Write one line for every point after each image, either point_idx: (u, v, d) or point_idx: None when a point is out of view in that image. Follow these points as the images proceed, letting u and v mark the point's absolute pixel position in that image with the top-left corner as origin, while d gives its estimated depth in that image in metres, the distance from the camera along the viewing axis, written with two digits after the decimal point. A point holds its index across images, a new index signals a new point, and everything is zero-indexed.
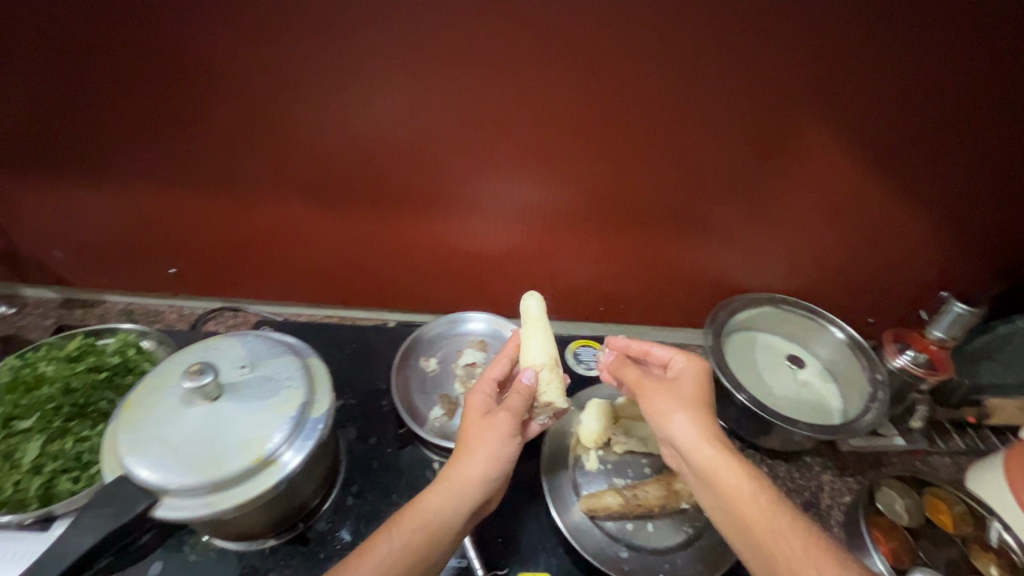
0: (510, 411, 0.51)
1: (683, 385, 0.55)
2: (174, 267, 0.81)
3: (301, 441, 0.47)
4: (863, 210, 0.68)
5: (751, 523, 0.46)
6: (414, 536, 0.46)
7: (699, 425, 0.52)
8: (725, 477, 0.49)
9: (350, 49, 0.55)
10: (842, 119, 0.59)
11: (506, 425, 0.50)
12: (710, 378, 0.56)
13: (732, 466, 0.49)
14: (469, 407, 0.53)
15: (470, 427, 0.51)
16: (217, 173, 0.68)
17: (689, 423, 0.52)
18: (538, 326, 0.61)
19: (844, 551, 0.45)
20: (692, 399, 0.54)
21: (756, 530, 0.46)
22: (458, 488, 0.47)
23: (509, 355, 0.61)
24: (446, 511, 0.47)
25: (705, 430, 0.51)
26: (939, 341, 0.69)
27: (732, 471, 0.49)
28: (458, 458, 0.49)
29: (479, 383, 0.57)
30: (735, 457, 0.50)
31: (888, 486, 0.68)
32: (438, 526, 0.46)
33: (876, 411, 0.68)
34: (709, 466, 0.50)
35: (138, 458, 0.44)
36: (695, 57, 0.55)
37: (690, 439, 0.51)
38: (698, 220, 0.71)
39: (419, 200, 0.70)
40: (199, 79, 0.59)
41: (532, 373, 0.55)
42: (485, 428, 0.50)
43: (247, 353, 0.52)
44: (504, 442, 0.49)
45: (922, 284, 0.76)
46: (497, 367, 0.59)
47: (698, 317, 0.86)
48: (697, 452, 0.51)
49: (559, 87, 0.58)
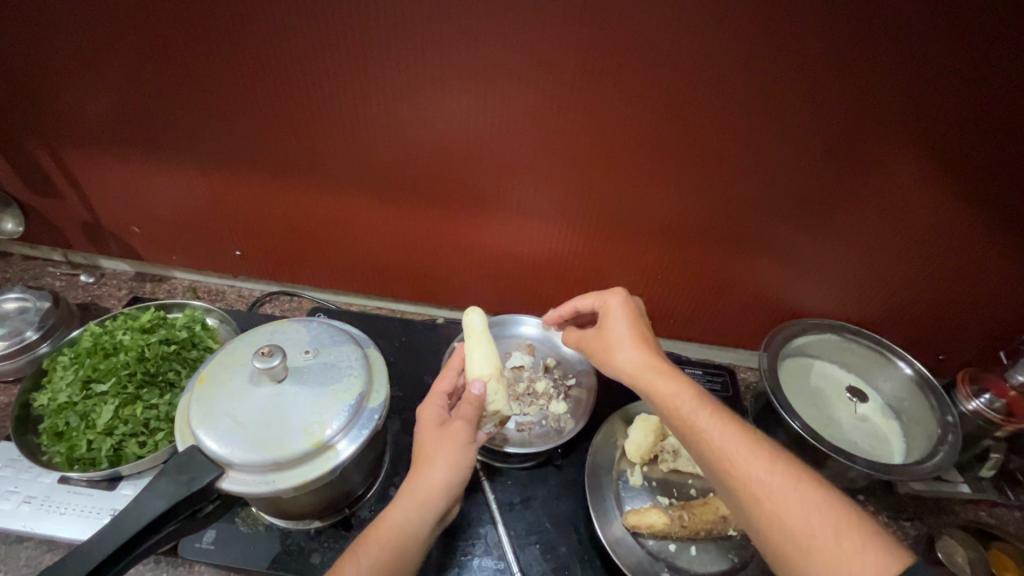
0: (466, 421, 0.51)
1: (615, 324, 0.58)
2: (239, 249, 0.85)
3: (357, 430, 0.48)
4: (947, 241, 0.64)
5: (692, 430, 0.49)
6: (382, 554, 0.46)
7: (637, 356, 0.55)
8: (665, 395, 0.52)
9: (426, 50, 0.56)
10: (937, 144, 0.55)
11: (462, 433, 0.50)
12: (636, 313, 0.60)
13: (668, 384, 0.52)
14: (422, 423, 0.53)
15: (427, 440, 0.51)
16: (289, 163, 0.70)
17: (629, 355, 0.55)
18: (483, 339, 0.63)
19: (775, 449, 0.47)
20: (623, 333, 0.57)
21: (698, 434, 0.48)
22: (422, 499, 0.48)
23: (454, 368, 0.60)
24: (411, 524, 0.47)
25: (641, 359, 0.55)
26: (1019, 386, 0.64)
27: (669, 386, 0.52)
28: (417, 471, 0.49)
29: (429, 397, 0.56)
30: (669, 379, 0.52)
31: (950, 537, 0.65)
32: (406, 538, 0.47)
33: (946, 454, 0.63)
34: (652, 389, 0.52)
35: (209, 430, 0.46)
36: (782, 73, 0.53)
37: (633, 368, 0.54)
38: (760, 240, 0.69)
39: (479, 202, 0.71)
40: (280, 73, 0.61)
41: (481, 384, 0.55)
42: (442, 437, 0.50)
43: (311, 339, 0.54)
44: (460, 449, 0.50)
45: (1005, 324, 0.71)
46: (445, 378, 0.58)
47: (751, 339, 0.83)
48: (637, 377, 0.54)
49: (634, 96, 0.57)
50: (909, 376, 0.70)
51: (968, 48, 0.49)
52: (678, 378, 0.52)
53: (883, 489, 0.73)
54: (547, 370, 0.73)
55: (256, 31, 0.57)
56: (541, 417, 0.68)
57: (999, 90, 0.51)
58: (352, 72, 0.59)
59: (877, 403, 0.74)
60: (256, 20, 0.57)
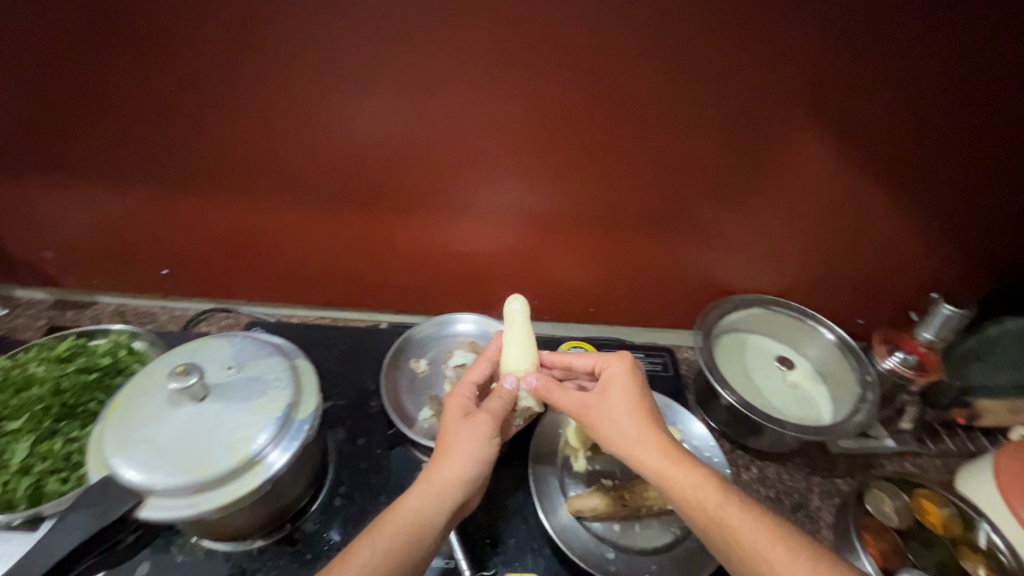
0: (489, 415, 0.55)
1: (614, 397, 0.55)
2: (166, 268, 0.81)
3: (288, 440, 0.48)
4: (854, 212, 0.68)
5: (723, 529, 0.46)
6: (396, 537, 0.46)
7: (641, 436, 0.51)
8: (687, 487, 0.48)
9: (338, 49, 0.55)
10: (834, 120, 0.59)
11: (485, 426, 0.53)
12: (638, 383, 0.56)
13: (682, 474, 0.49)
14: (447, 412, 0.56)
15: (450, 430, 0.53)
16: (209, 175, 0.68)
17: (632, 435, 0.52)
18: (521, 329, 0.63)
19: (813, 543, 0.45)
20: (629, 410, 0.54)
21: (730, 534, 0.45)
22: (438, 488, 0.48)
23: (489, 358, 0.63)
24: (428, 510, 0.47)
25: (644, 439, 0.51)
26: (928, 343, 0.69)
27: (681, 477, 0.49)
28: (438, 459, 0.51)
29: (458, 387, 0.59)
30: (690, 468, 0.49)
31: (877, 490, 0.69)
32: (423, 527, 0.47)
33: (865, 413, 0.68)
34: (656, 473, 0.50)
35: (124, 458, 0.44)
36: (684, 60, 0.55)
37: (644, 452, 0.51)
38: (686, 223, 0.71)
39: (410, 203, 0.70)
40: (186, 78, 0.58)
41: (512, 380, 0.58)
42: (464, 429, 0.53)
43: (235, 354, 0.53)
44: (483, 446, 0.52)
45: (914, 285, 0.76)
46: (478, 370, 0.62)
47: (688, 319, 0.86)
48: (638, 459, 0.51)
49: (548, 88, 0.58)
50: (832, 341, 0.76)
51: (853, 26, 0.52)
52: (687, 467, 0.49)
53: (817, 450, 0.77)
54: None
55: (154, 34, 0.55)
56: None
57: (886, 63, 0.54)
58: (263, 74, 0.58)
59: (806, 369, 0.79)
60: (154, 23, 0.54)
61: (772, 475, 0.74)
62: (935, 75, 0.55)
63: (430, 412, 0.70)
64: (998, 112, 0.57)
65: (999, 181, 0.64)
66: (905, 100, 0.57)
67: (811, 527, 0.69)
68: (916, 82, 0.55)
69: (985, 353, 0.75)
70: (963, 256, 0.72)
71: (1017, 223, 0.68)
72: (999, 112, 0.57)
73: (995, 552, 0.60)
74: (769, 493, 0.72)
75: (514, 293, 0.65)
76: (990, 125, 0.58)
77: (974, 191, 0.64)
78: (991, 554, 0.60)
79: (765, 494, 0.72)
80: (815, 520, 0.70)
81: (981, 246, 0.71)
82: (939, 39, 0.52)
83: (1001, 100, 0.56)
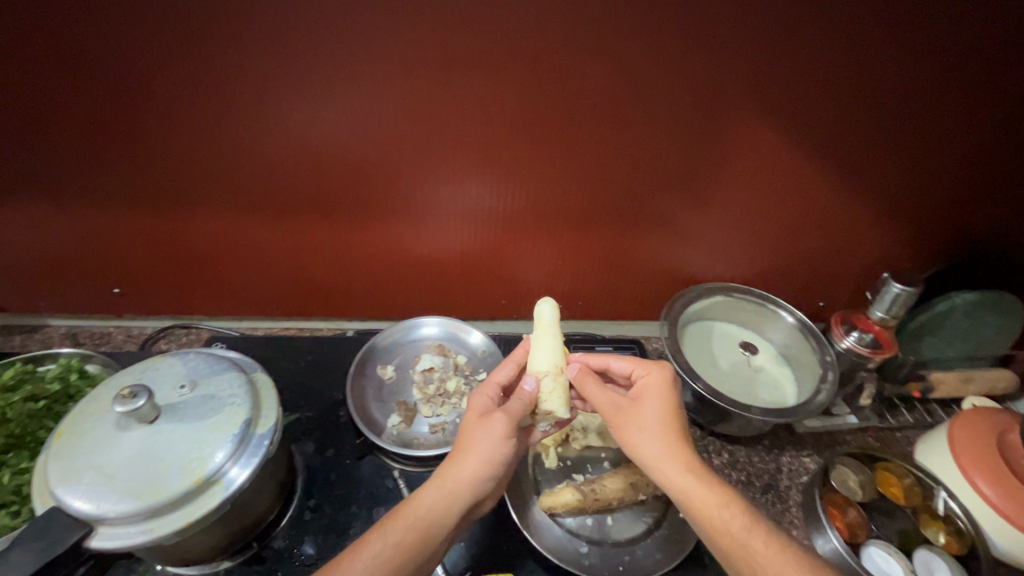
0: (507, 416, 0.52)
1: (648, 404, 0.53)
2: (119, 287, 0.79)
3: (247, 457, 0.46)
4: (806, 199, 0.70)
5: (740, 550, 0.45)
6: (407, 533, 0.47)
7: (665, 451, 0.50)
8: (707, 506, 0.47)
9: (283, 54, 0.53)
10: (782, 111, 0.60)
11: (501, 426, 0.51)
12: (676, 393, 0.54)
13: (704, 495, 0.48)
14: (469, 408, 0.55)
15: (469, 428, 0.52)
16: (156, 189, 0.65)
17: (656, 447, 0.51)
18: (548, 334, 0.61)
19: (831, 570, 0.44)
20: (659, 420, 0.52)
21: (746, 559, 0.45)
22: (451, 487, 0.48)
23: (516, 360, 0.62)
24: (441, 509, 0.48)
25: (670, 453, 0.50)
26: (881, 321, 0.72)
27: (703, 497, 0.48)
28: (454, 457, 0.50)
29: (483, 386, 0.59)
30: (712, 486, 0.48)
31: (841, 465, 0.71)
32: (433, 523, 0.47)
33: (828, 392, 0.69)
34: (676, 488, 0.49)
35: (70, 488, 0.42)
36: (633, 56, 0.55)
37: (667, 465, 0.50)
38: (647, 217, 0.72)
39: (369, 209, 0.69)
40: (124, 89, 0.56)
41: (532, 380, 0.56)
42: (482, 429, 0.51)
43: (187, 372, 0.51)
44: (496, 444, 0.50)
45: (866, 267, 0.79)
46: (503, 371, 0.61)
47: (655, 310, 0.87)
48: (658, 471, 0.50)
49: (499, 89, 0.57)
50: (793, 324, 0.77)
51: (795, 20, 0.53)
52: (711, 488, 0.48)
53: (784, 431, 0.79)
54: (458, 368, 0.78)
55: (85, 44, 0.52)
56: (454, 415, 0.72)
57: (831, 52, 0.55)
58: (206, 83, 0.55)
59: (770, 353, 0.80)
60: (84, 31, 0.51)
61: (742, 459, 0.76)
62: (877, 62, 0.56)
63: (399, 418, 0.71)
64: (938, 98, 0.59)
65: (940, 165, 0.66)
66: (850, 88, 0.58)
67: (780, 507, 0.71)
68: (860, 70, 0.57)
69: (936, 328, 0.77)
70: (911, 236, 0.75)
71: (959, 202, 0.71)
72: (938, 99, 0.59)
73: (954, 519, 0.64)
74: (739, 477, 0.73)
75: (545, 298, 0.64)
76: (930, 109, 0.61)
77: (917, 175, 0.67)
78: (950, 521, 0.64)
79: (736, 478, 0.73)
80: (785, 500, 0.72)
81: (926, 227, 0.74)
82: (879, 30, 0.54)
83: (940, 84, 0.58)
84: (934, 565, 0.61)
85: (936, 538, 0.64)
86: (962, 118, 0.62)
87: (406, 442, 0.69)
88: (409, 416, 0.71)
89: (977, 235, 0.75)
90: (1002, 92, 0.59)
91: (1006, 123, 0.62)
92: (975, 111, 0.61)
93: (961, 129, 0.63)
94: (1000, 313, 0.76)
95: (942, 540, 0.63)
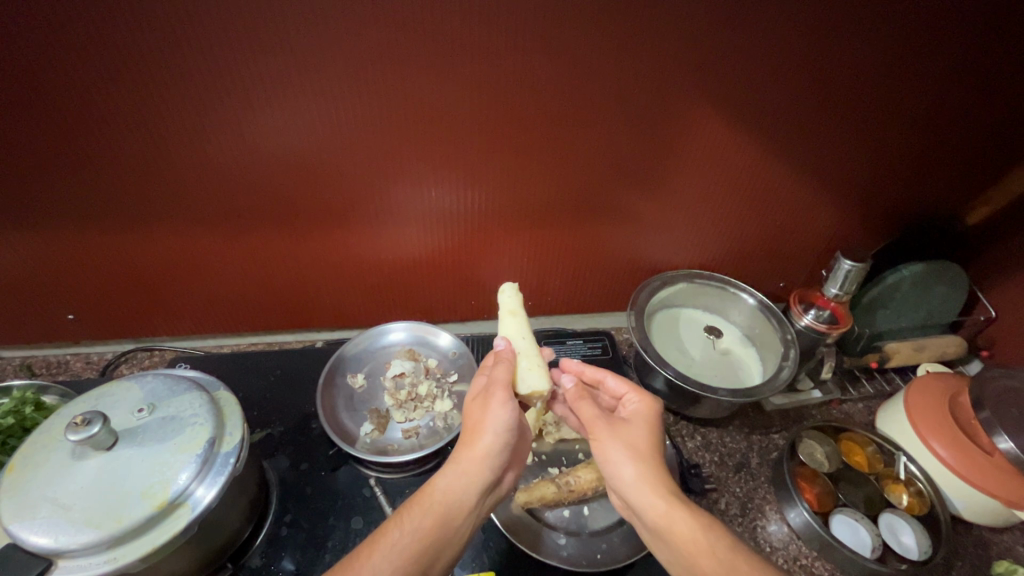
0: (498, 383, 0.53)
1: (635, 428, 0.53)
2: (72, 312, 0.76)
3: (212, 476, 0.45)
4: (759, 185, 0.72)
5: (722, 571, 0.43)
6: (426, 520, 0.46)
7: (647, 474, 0.49)
8: (686, 530, 0.46)
9: (225, 67, 0.52)
10: (731, 100, 0.62)
11: (500, 395, 0.52)
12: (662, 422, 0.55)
13: (687, 520, 0.46)
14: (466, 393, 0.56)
15: (472, 408, 0.53)
16: (104, 210, 0.63)
17: (640, 464, 0.50)
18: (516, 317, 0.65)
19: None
20: (644, 444, 0.52)
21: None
22: (463, 468, 0.49)
23: None
24: (455, 491, 0.48)
25: (654, 475, 0.49)
26: (835, 297, 0.74)
27: (687, 524, 0.46)
28: (464, 440, 0.51)
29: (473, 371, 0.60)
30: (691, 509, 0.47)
31: (808, 438, 0.73)
32: (451, 503, 0.48)
33: (790, 368, 0.71)
34: (657, 512, 0.48)
35: (24, 523, 0.41)
36: (581, 55, 0.56)
37: (644, 487, 0.49)
38: (607, 210, 0.73)
39: (330, 220, 0.69)
40: (57, 111, 0.53)
41: (499, 337, 0.60)
42: (480, 404, 0.52)
43: (145, 396, 0.50)
44: (498, 411, 0.51)
45: (819, 245, 0.83)
46: None
47: (622, 301, 0.89)
48: (639, 493, 0.49)
49: (451, 93, 0.57)
50: (754, 305, 0.79)
51: (736, 14, 0.54)
52: (696, 513, 0.47)
53: (753, 410, 0.82)
54: (429, 371, 0.78)
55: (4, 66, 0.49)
56: (428, 419, 0.73)
57: (773, 42, 0.57)
58: (147, 100, 0.54)
59: (735, 334, 0.82)
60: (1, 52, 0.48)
61: (714, 440, 0.78)
62: (819, 51, 0.58)
63: (372, 426, 0.71)
64: (876, 84, 0.62)
65: (882, 146, 0.69)
66: (794, 76, 0.60)
67: (752, 484, 0.73)
68: (804, 59, 0.58)
69: (889, 300, 0.81)
70: (859, 214, 0.78)
71: (903, 180, 0.74)
72: (876, 85, 0.62)
73: (914, 481, 0.68)
74: (712, 458, 0.76)
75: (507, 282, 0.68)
76: (873, 93, 0.63)
77: (861, 156, 0.70)
78: (910, 484, 0.68)
79: (709, 459, 0.75)
80: (756, 477, 0.74)
81: (873, 205, 0.77)
82: (818, 21, 0.55)
83: (878, 70, 0.60)
84: (899, 528, 0.64)
85: (899, 501, 0.67)
86: (902, 101, 0.64)
87: (381, 449, 0.69)
88: (382, 423, 0.71)
89: (922, 210, 0.79)
90: (937, 76, 0.62)
91: (943, 105, 0.65)
92: (914, 94, 0.63)
93: (901, 112, 0.65)
94: (945, 283, 0.80)
95: (905, 502, 0.66)
